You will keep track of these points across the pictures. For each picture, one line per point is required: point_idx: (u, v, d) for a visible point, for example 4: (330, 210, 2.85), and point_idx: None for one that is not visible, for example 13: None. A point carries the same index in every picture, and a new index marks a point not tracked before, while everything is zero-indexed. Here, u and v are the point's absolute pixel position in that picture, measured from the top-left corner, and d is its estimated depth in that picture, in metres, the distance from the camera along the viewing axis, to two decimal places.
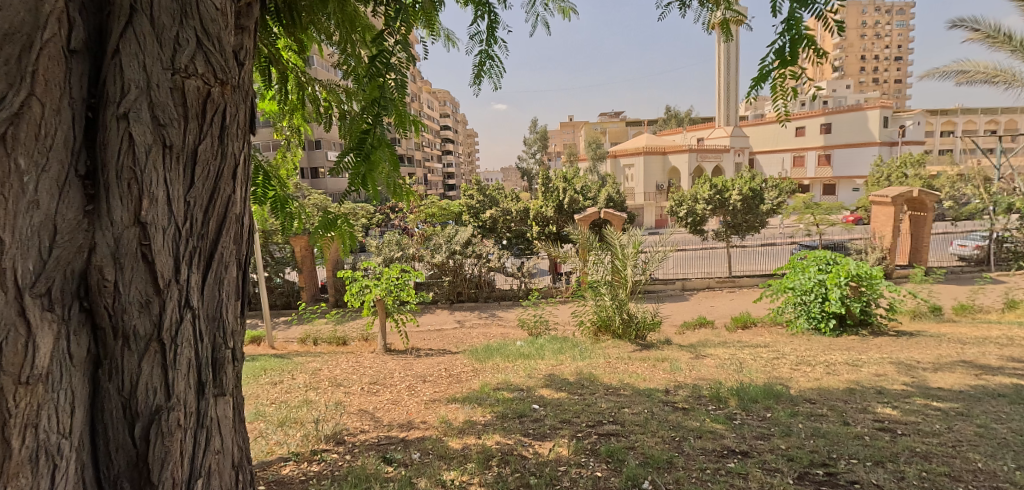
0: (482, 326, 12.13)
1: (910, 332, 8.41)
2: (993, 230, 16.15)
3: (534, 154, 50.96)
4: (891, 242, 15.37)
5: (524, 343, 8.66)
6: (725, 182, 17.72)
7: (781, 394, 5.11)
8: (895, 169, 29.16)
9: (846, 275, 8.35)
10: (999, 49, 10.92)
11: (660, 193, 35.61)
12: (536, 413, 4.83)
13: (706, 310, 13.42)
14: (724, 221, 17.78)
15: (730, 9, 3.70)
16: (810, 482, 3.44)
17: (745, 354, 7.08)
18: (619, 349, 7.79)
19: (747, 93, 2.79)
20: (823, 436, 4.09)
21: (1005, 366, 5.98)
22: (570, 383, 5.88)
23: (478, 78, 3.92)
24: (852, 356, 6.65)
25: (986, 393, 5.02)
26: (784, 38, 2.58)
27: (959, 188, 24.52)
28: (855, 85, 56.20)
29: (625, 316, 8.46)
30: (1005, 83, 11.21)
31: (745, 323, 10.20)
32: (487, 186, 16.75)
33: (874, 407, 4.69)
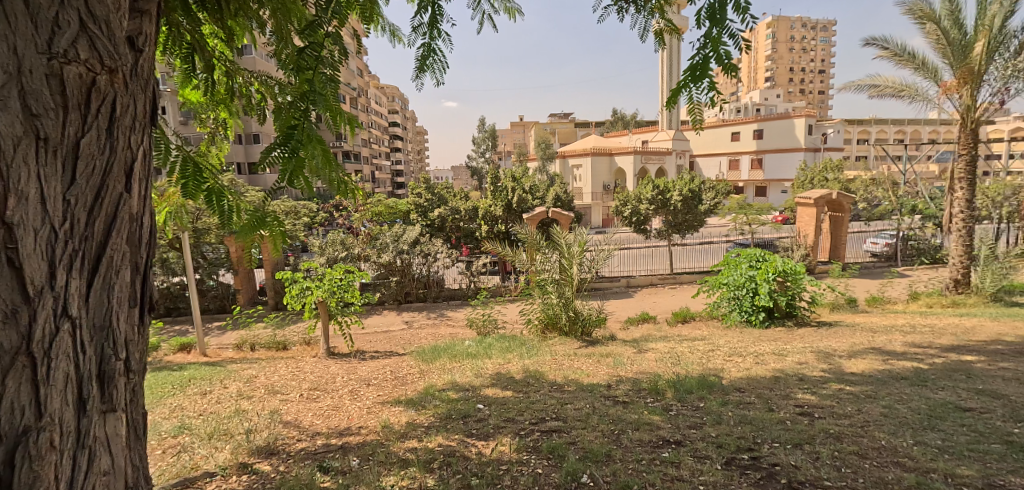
0: (430, 327, 12.08)
1: (829, 323, 9.06)
2: (900, 229, 17.62)
3: (483, 153, 50.80)
4: (813, 240, 16.37)
5: (472, 343, 8.71)
6: (667, 183, 18.39)
7: (714, 385, 5.40)
8: (818, 173, 31.09)
9: (774, 270, 8.88)
10: (904, 67, 11.81)
11: (607, 193, 36.34)
12: (480, 413, 4.90)
13: (650, 306, 13.85)
14: (666, 221, 18.38)
15: (664, 19, 3.93)
16: (736, 467, 3.68)
17: (683, 347, 7.42)
18: (566, 346, 7.99)
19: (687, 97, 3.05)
20: (749, 422, 4.37)
21: (908, 351, 6.56)
22: (516, 381, 5.99)
23: (421, 72, 3.96)
24: (778, 346, 7.10)
25: (891, 376, 5.50)
26: (701, 53, 2.90)
27: (872, 191, 26.46)
28: (784, 95, 59.42)
29: (571, 314, 8.67)
30: (909, 98, 12.11)
31: (685, 318, 10.64)
32: (435, 185, 16.63)
33: (795, 394, 5.03)
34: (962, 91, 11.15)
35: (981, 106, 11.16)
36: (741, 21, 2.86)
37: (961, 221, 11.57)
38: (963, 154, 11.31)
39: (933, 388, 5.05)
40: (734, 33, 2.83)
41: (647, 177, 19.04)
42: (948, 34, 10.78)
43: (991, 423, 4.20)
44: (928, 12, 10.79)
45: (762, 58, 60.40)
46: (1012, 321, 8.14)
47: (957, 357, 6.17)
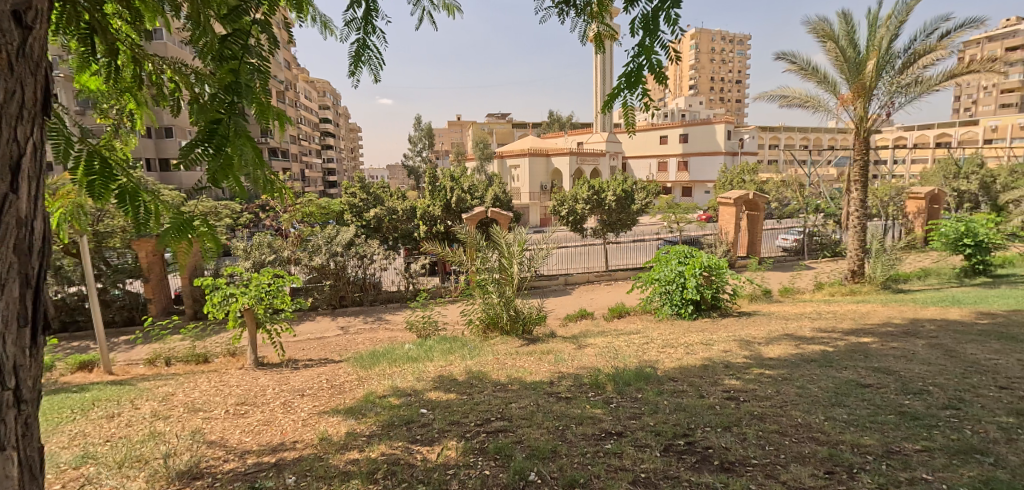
0: (368, 332, 11.92)
1: (750, 313, 9.71)
2: (807, 226, 19.14)
3: (420, 152, 50.09)
4: (733, 237, 17.46)
5: (411, 346, 8.68)
6: (601, 183, 18.92)
7: (650, 376, 5.67)
8: (735, 176, 32.96)
9: (700, 266, 9.37)
10: (809, 80, 12.73)
11: (544, 193, 36.78)
12: (424, 418, 4.94)
13: (587, 303, 14.25)
14: (600, 220, 18.92)
15: (604, 24, 4.12)
16: (674, 452, 3.92)
17: (620, 341, 7.72)
18: (507, 345, 8.12)
19: (623, 100, 3.23)
20: (684, 410, 4.65)
21: (817, 335, 7.16)
22: (458, 382, 6.06)
23: (357, 68, 3.96)
24: (705, 336, 7.52)
25: (804, 359, 5.99)
26: (636, 60, 3.09)
27: (783, 191, 28.47)
28: (707, 100, 62.46)
29: (512, 313, 8.82)
30: (815, 109, 13.07)
31: (620, 313, 11.04)
32: (370, 184, 16.31)
33: (723, 380, 5.38)
34: (856, 104, 12.15)
35: (873, 117, 12.20)
36: (670, 32, 3.09)
37: (857, 218, 12.54)
38: (857, 160, 12.24)
39: (838, 368, 5.54)
40: (665, 43, 3.04)
41: (582, 177, 19.46)
42: (846, 51, 11.70)
43: (887, 397, 4.67)
44: (828, 31, 11.69)
45: (688, 63, 63.18)
46: (901, 306, 9.03)
47: (857, 339, 6.81)
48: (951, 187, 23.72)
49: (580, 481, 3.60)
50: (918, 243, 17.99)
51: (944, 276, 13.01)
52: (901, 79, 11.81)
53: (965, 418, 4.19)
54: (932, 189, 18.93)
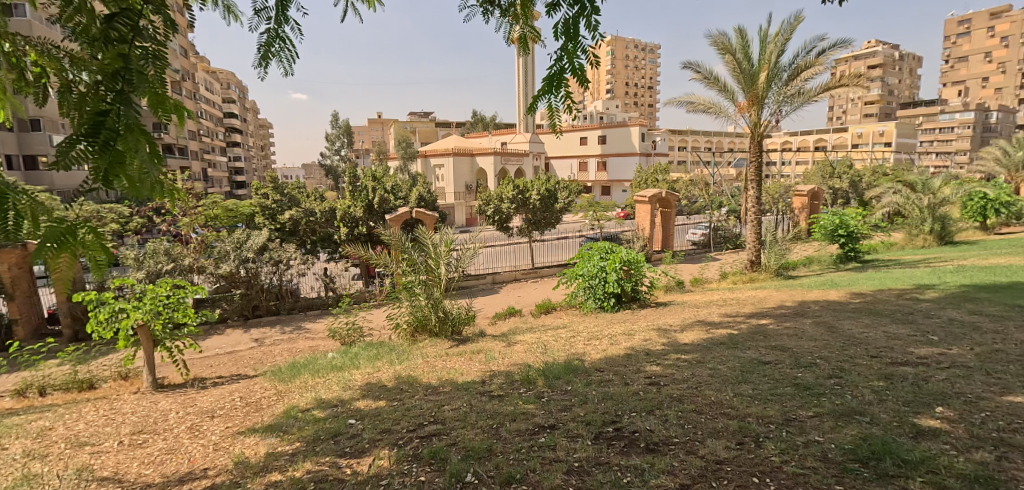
0: (286, 343, 11.48)
1: (666, 303, 10.32)
2: (712, 222, 20.59)
3: (338, 149, 48.40)
4: (649, 232, 18.36)
5: (335, 355, 8.48)
6: (525, 182, 19.26)
7: (577, 368, 5.92)
8: (649, 176, 34.59)
9: (621, 261, 9.84)
10: (712, 88, 13.59)
11: (469, 192, 36.78)
12: (352, 429, 4.90)
13: (514, 301, 14.50)
14: (526, 218, 19.24)
15: (528, 26, 4.24)
16: (604, 439, 4.15)
17: (548, 336, 7.98)
18: (437, 347, 8.17)
19: (545, 103, 3.41)
20: (610, 398, 4.91)
21: (725, 320, 7.77)
22: (388, 389, 6.05)
23: (266, 59, 3.89)
24: (627, 327, 7.93)
25: (714, 342, 6.47)
26: (559, 64, 3.30)
27: (692, 189, 30.35)
28: (622, 102, 64.96)
29: (440, 314, 8.85)
30: (718, 115, 13.99)
31: (547, 309, 11.33)
32: (284, 185, 15.62)
33: (645, 367, 5.72)
34: (750, 111, 13.15)
35: (765, 123, 13.24)
36: (591, 37, 3.35)
37: (753, 212, 13.44)
38: (753, 162, 13.22)
39: (743, 349, 6.06)
40: (585, 48, 3.27)
41: (505, 177, 19.69)
42: (742, 63, 12.64)
43: (784, 371, 5.17)
44: (727, 45, 12.56)
45: (605, 68, 65.41)
46: (792, 290, 9.94)
47: (757, 321, 7.47)
48: (827, 186, 26.42)
49: (517, 477, 3.75)
50: (803, 235, 19.75)
51: (823, 262, 14.39)
52: (787, 90, 12.91)
53: (847, 384, 4.73)
54: (810, 188, 20.77)
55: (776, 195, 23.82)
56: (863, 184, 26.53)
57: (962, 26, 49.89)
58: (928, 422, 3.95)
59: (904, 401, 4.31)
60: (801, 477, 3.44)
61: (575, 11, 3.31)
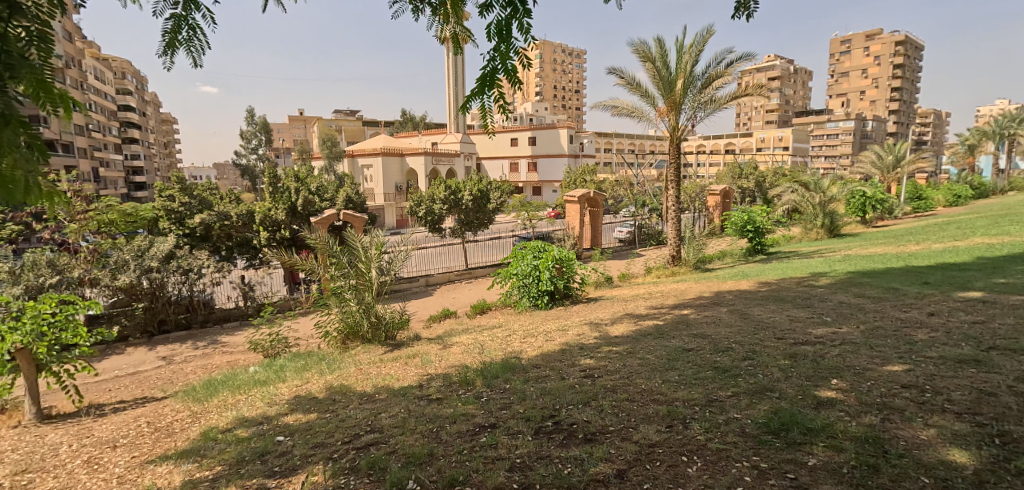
0: (199, 359, 10.79)
1: (597, 298, 10.70)
2: (637, 219, 21.56)
3: (254, 148, 46.00)
4: (580, 231, 18.92)
5: (258, 369, 8.11)
6: (456, 183, 19.26)
7: (515, 366, 6.06)
8: (577, 176, 35.51)
9: (553, 259, 10.13)
10: (634, 93, 14.17)
11: (399, 193, 36.16)
12: (281, 446, 4.76)
13: (450, 302, 14.50)
14: (458, 219, 19.25)
15: (459, 26, 4.30)
16: (544, 434, 4.31)
17: (484, 336, 8.06)
18: (370, 354, 8.07)
19: (479, 104, 3.51)
20: (548, 393, 5.08)
21: (651, 312, 8.19)
22: (319, 400, 5.93)
23: (172, 47, 3.76)
24: (561, 323, 8.19)
25: (642, 333, 6.82)
26: (493, 63, 3.42)
27: (617, 189, 31.50)
28: (549, 103, 66.16)
29: (373, 320, 8.73)
30: (640, 119, 14.59)
31: (482, 309, 11.41)
32: (193, 186, 14.58)
33: (579, 361, 5.94)
34: (669, 116, 13.82)
35: (683, 127, 13.96)
36: (523, 40, 3.48)
37: (673, 211, 14.05)
38: (672, 162, 13.88)
39: (668, 338, 6.42)
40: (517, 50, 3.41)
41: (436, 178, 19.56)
42: (661, 71, 13.27)
43: (704, 357, 5.54)
44: (648, 53, 13.13)
45: (533, 71, 66.29)
46: (709, 282, 10.59)
47: (681, 311, 7.93)
48: (737, 185, 28.30)
49: (460, 479, 3.82)
50: (717, 231, 21.00)
51: (735, 255, 15.36)
52: (701, 96, 13.70)
53: (758, 365, 5.14)
54: (722, 186, 22.08)
55: (693, 195, 25.18)
56: (768, 183, 28.59)
57: (844, 45, 56.42)
58: (827, 393, 4.39)
59: (806, 376, 4.75)
60: (724, 452, 3.73)
61: (507, 12, 3.43)
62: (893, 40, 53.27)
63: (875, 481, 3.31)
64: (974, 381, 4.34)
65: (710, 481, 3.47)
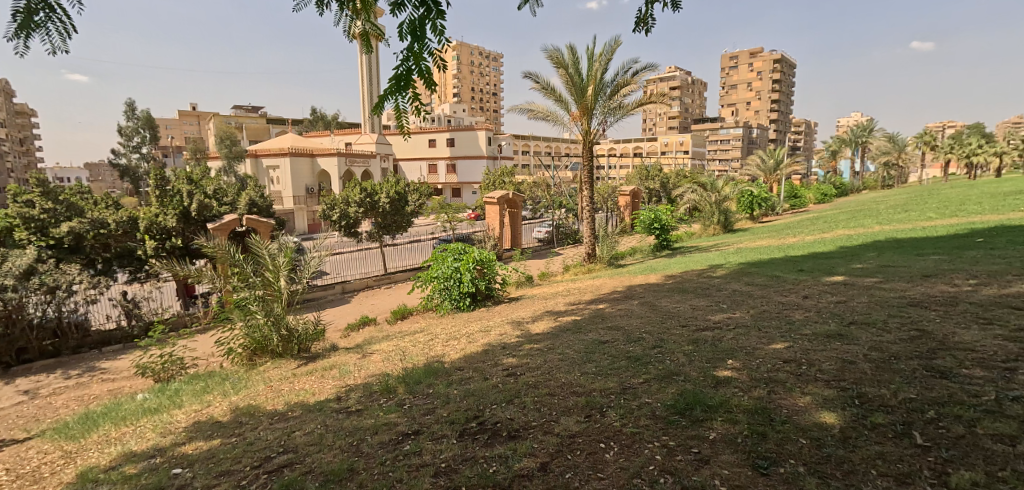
0: (74, 389, 9.62)
1: (518, 298, 10.91)
2: (555, 219, 22.24)
3: (135, 147, 41.66)
4: (499, 231, 19.08)
5: (148, 396, 7.13)
6: (372, 186, 18.85)
7: (438, 370, 6.08)
8: (496, 178, 35.86)
9: (473, 260, 10.22)
10: (549, 98, 14.55)
11: (310, 196, 34.61)
12: (181, 478, 4.40)
13: (368, 309, 14.18)
14: (375, 223, 18.81)
15: (370, 23, 4.27)
16: (468, 435, 4.38)
17: (405, 342, 7.97)
18: (281, 369, 7.53)
19: (394, 106, 3.58)
20: (472, 394, 5.16)
21: (570, 308, 8.51)
22: (223, 424, 5.49)
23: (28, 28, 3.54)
24: (484, 324, 8.28)
25: (562, 329, 7.07)
26: (406, 64, 3.48)
27: (534, 191, 32.14)
28: (466, 106, 66.30)
29: (283, 333, 8.24)
30: (555, 122, 14.99)
31: (404, 314, 11.24)
32: (59, 190, 12.72)
33: (502, 360, 6.07)
34: (582, 121, 14.29)
35: (594, 132, 14.49)
36: (437, 41, 3.56)
37: (587, 211, 14.51)
38: (586, 165, 14.37)
39: (585, 332, 6.70)
40: (431, 51, 3.48)
41: (350, 180, 18.97)
42: (573, 77, 13.74)
43: (619, 347, 5.84)
44: (561, 59, 13.53)
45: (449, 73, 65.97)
46: (622, 277, 11.07)
47: (597, 306, 8.28)
48: (645, 186, 29.70)
49: None
50: (628, 229, 21.95)
51: (644, 251, 16.16)
52: (611, 103, 14.31)
53: (666, 351, 5.50)
54: (632, 187, 23.11)
55: (605, 195, 26.23)
56: (672, 184, 30.26)
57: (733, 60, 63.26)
58: (723, 372, 4.78)
59: (706, 358, 5.15)
60: (637, 435, 4.00)
61: (420, 13, 3.49)
62: (773, 58, 59.83)
63: (763, 446, 3.70)
64: (839, 351, 4.92)
65: (625, 463, 3.70)
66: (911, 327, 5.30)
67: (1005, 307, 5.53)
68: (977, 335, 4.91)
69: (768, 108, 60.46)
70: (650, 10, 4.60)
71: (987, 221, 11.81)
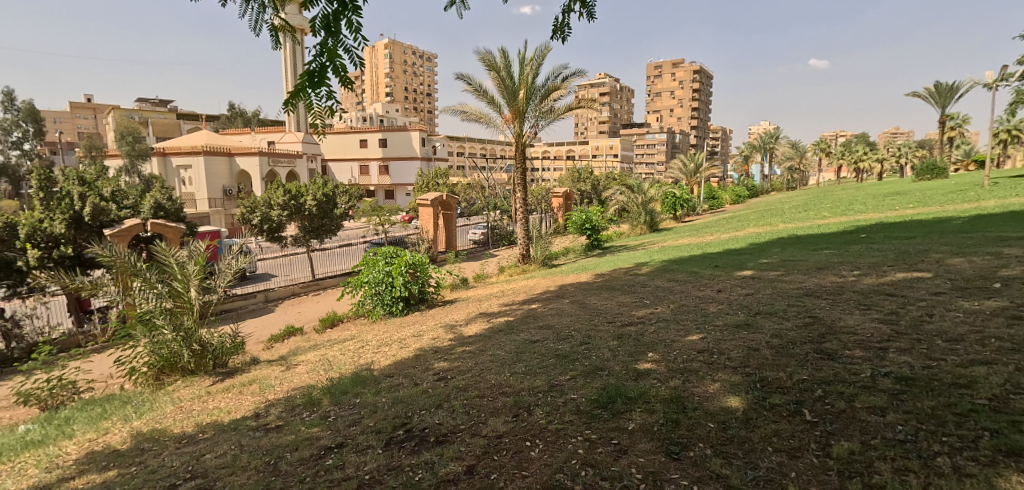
0: None
1: (452, 300, 10.92)
2: (489, 220, 22.43)
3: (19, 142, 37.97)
4: (433, 234, 18.95)
5: (31, 427, 6.18)
6: (298, 188, 18.21)
7: (366, 378, 5.95)
8: (430, 179, 35.78)
9: (405, 264, 10.12)
10: (481, 100, 14.63)
11: (228, 199, 32.68)
12: None
13: (294, 319, 13.73)
14: (301, 226, 18.18)
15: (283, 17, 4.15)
16: (394, 444, 4.31)
17: (333, 351, 7.74)
18: (193, 388, 6.86)
19: (310, 105, 3.54)
20: (400, 401, 5.10)
21: (502, 309, 8.62)
22: (121, 452, 4.91)
23: None
24: (416, 329, 8.19)
25: (494, 330, 7.13)
26: (318, 61, 3.43)
27: (469, 194, 32.34)
28: (400, 108, 65.67)
29: (195, 348, 7.52)
30: (488, 125, 15.07)
31: (333, 322, 10.90)
32: None
33: (433, 365, 6.04)
34: (514, 124, 14.44)
35: (526, 135, 14.67)
36: (353, 39, 3.54)
37: (521, 212, 14.67)
38: (519, 168, 14.55)
39: (516, 333, 6.78)
40: (346, 49, 3.47)
41: (273, 182, 18.21)
42: (505, 80, 13.91)
43: (548, 346, 5.96)
44: (493, 62, 13.65)
45: (381, 71, 64.94)
46: (554, 277, 11.30)
47: (528, 306, 8.43)
48: (577, 188, 30.32)
49: None
50: (560, 230, 22.46)
51: (576, 251, 16.53)
52: (542, 107, 14.57)
53: (593, 348, 5.67)
54: (564, 189, 23.55)
55: (537, 197, 26.76)
56: (602, 186, 31.10)
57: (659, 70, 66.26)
58: (644, 365, 4.99)
59: (628, 353, 5.35)
60: (562, 430, 4.10)
61: (334, 8, 3.46)
62: (692, 70, 63.50)
63: (676, 432, 3.89)
64: (745, 340, 5.25)
65: (549, 460, 3.79)
66: (806, 314, 5.74)
67: (881, 293, 6.09)
68: (858, 319, 5.40)
69: (690, 116, 63.84)
70: (565, 20, 4.75)
71: (869, 219, 13.07)
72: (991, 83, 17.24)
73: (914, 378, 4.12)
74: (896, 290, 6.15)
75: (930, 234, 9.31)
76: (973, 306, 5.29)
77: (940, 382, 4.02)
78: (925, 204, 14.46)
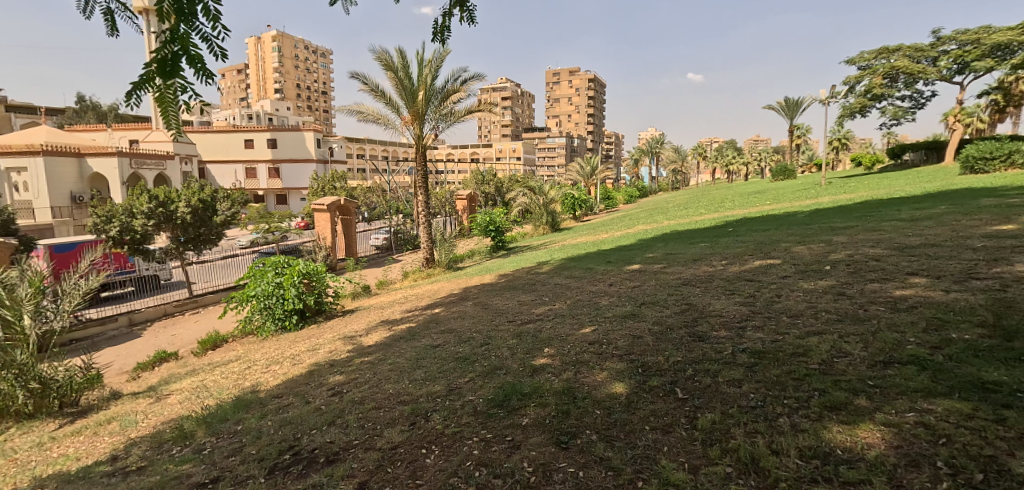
0: None
1: (352, 310, 10.57)
2: (391, 225, 22.00)
3: None
4: (331, 241, 18.03)
5: None
6: (168, 193, 16.58)
7: (251, 402, 5.59)
8: (327, 183, 34.50)
9: (298, 274, 9.62)
10: (379, 100, 14.28)
11: (77, 205, 29.08)
12: None
13: (167, 343, 12.61)
14: (173, 237, 16.73)
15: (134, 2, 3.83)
16: (278, 470, 4.05)
17: (215, 376, 7.15)
18: (34, 434, 5.94)
19: (172, 99, 3.31)
20: (290, 422, 4.83)
21: (404, 315, 8.44)
22: None
23: None
24: (311, 343, 7.81)
25: (395, 338, 6.98)
26: (171, 49, 3.21)
27: (369, 198, 31.61)
28: (295, 109, 62.81)
29: (33, 386, 6.54)
30: (386, 125, 14.72)
31: (214, 344, 10.04)
32: None
33: (328, 380, 5.78)
34: (414, 126, 14.22)
35: (427, 137, 14.50)
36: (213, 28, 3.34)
37: (423, 216, 14.45)
38: (420, 172, 14.35)
39: (418, 339, 6.67)
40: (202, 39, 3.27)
41: (138, 186, 16.52)
42: (402, 81, 13.67)
43: (449, 350, 5.91)
44: (389, 62, 13.37)
45: (269, 67, 61.60)
46: (458, 280, 11.27)
47: (430, 311, 8.32)
48: (481, 191, 30.53)
49: None
50: (465, 232, 22.46)
51: (482, 253, 16.57)
52: (441, 109, 14.47)
53: (492, 348, 5.71)
54: (467, 192, 23.54)
55: (441, 200, 26.66)
56: (505, 188, 31.47)
57: (555, 77, 68.71)
58: (539, 361, 5.09)
59: (526, 350, 5.43)
60: (457, 434, 4.09)
61: None
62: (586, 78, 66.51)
63: (565, 422, 4.00)
64: (630, 329, 5.52)
65: (443, 465, 3.75)
66: (682, 302, 6.13)
67: (743, 279, 6.64)
68: (723, 303, 5.85)
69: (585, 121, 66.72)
70: (445, 22, 4.73)
71: (735, 214, 14.33)
72: (825, 99, 19.55)
73: (765, 351, 4.53)
74: (753, 276, 6.73)
75: (782, 226, 10.35)
76: (810, 286, 5.92)
77: (784, 353, 4.44)
78: (779, 201, 16.11)
